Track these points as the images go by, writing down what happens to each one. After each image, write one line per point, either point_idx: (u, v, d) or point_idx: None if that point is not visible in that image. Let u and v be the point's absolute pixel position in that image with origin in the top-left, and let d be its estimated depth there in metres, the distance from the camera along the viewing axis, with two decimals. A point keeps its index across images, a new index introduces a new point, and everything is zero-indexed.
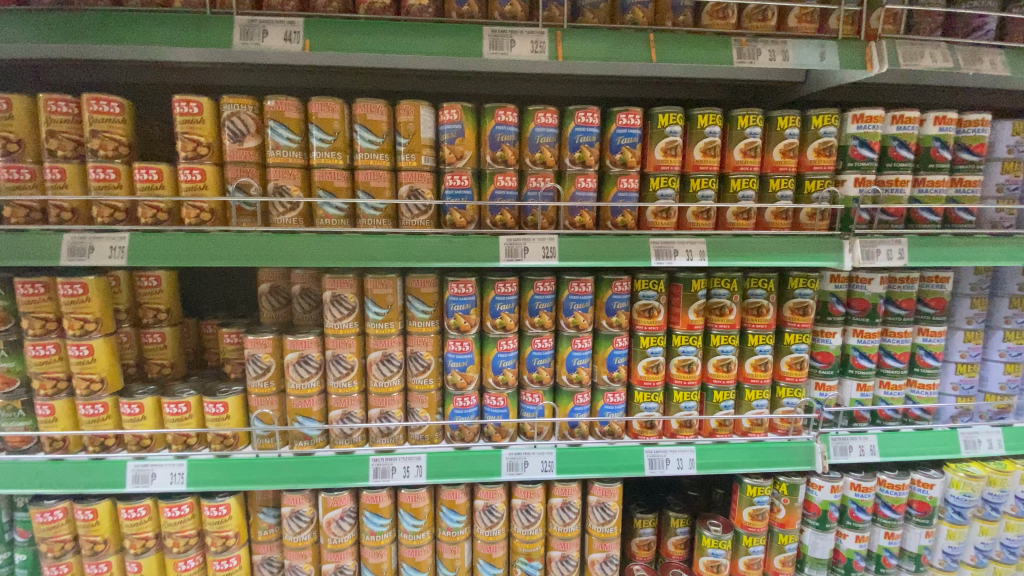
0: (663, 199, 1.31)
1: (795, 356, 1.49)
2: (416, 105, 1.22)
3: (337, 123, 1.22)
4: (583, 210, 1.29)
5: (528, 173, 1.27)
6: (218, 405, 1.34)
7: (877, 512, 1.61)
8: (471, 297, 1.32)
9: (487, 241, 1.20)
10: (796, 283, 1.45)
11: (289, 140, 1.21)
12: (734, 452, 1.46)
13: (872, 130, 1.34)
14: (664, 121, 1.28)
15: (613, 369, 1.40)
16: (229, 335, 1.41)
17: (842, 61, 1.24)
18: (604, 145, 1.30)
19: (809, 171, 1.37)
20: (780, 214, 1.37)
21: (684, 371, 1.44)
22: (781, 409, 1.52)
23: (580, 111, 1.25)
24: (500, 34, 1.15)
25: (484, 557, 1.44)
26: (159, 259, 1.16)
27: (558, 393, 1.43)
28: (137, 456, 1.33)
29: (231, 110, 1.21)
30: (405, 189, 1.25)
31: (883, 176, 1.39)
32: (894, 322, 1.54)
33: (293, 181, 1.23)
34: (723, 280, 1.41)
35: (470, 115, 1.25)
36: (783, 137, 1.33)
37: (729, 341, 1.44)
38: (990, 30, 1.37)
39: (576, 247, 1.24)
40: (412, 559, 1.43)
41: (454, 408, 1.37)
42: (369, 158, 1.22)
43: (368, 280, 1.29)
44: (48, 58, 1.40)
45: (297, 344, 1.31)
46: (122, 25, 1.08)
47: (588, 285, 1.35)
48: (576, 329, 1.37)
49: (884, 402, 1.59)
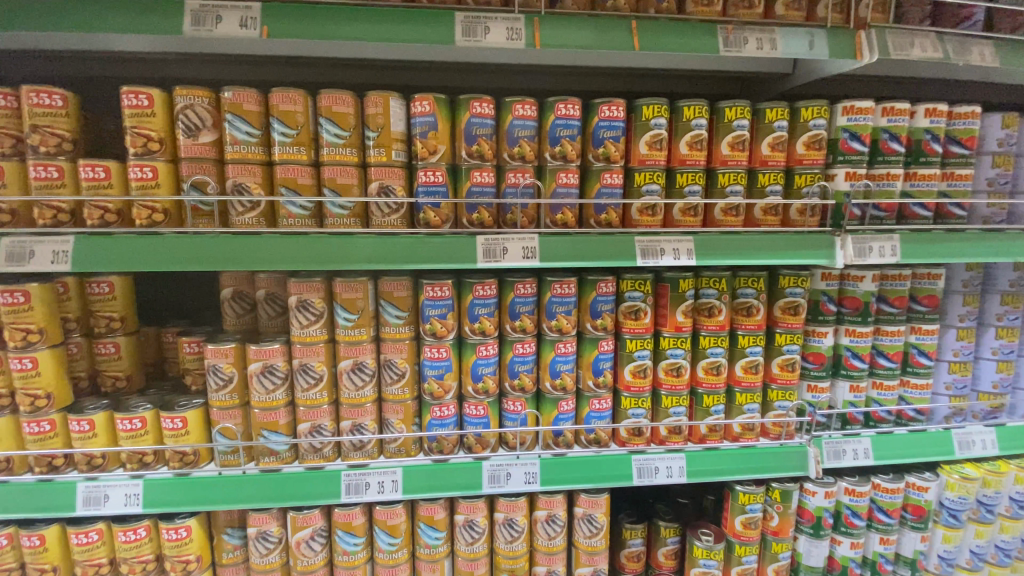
0: (648, 195, 1.25)
1: (786, 358, 1.44)
2: (385, 96, 1.14)
3: (300, 116, 1.14)
4: (565, 207, 1.22)
5: (506, 169, 1.21)
6: (177, 420, 1.25)
7: (872, 517, 1.56)
8: (448, 301, 1.25)
9: (464, 241, 1.13)
10: (787, 281, 1.40)
11: (248, 134, 1.13)
12: (725, 459, 1.40)
13: (862, 122, 1.30)
14: (648, 113, 1.22)
15: (599, 374, 1.33)
16: (189, 344, 1.32)
17: (831, 50, 1.19)
18: (585, 139, 1.24)
19: (798, 165, 1.31)
20: (769, 211, 1.31)
21: (673, 375, 1.37)
22: (772, 413, 1.47)
23: (560, 104, 1.19)
24: (473, 21, 1.08)
25: None
26: (106, 263, 1.07)
27: (541, 401, 1.35)
28: (88, 476, 1.23)
29: (185, 103, 1.12)
30: (375, 187, 1.17)
31: (874, 170, 1.34)
32: (886, 321, 1.49)
33: (254, 178, 1.14)
34: (711, 280, 1.35)
35: (443, 107, 1.17)
36: (771, 130, 1.28)
37: (719, 343, 1.38)
38: (977, 23, 1.33)
39: (558, 247, 1.17)
40: None
41: (432, 418, 1.29)
42: (335, 153, 1.14)
43: (336, 284, 1.20)
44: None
45: (260, 353, 1.22)
46: (57, 14, 0.98)
47: (571, 287, 1.29)
48: (560, 333, 1.30)
49: (877, 404, 1.54)
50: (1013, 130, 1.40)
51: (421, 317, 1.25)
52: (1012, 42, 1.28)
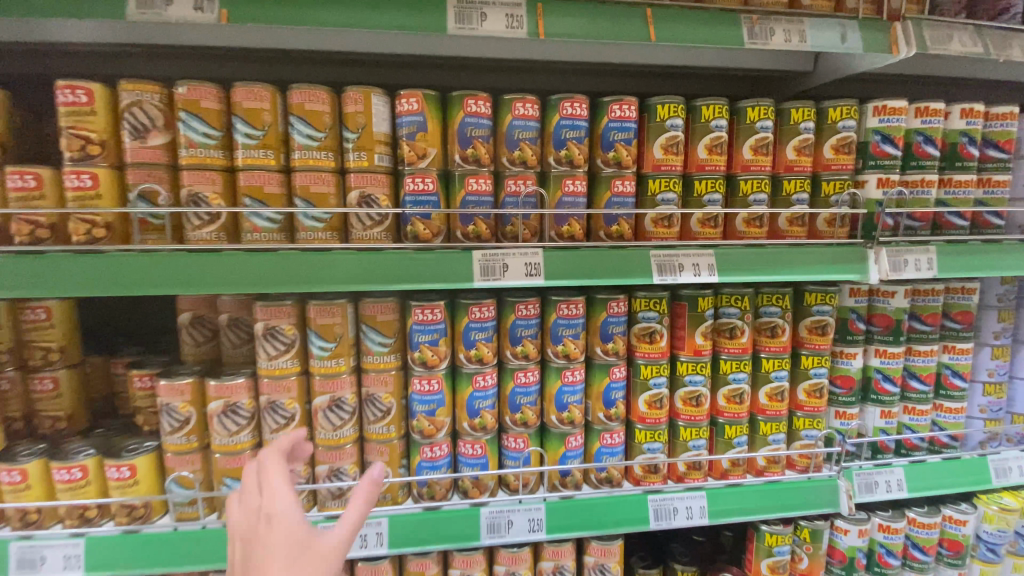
0: (664, 204, 1.11)
1: (813, 383, 1.30)
2: (365, 92, 1.00)
3: (267, 115, 0.98)
4: (572, 218, 1.08)
5: (505, 175, 1.07)
6: (123, 468, 1.07)
7: (907, 555, 1.42)
8: (440, 325, 1.09)
9: (458, 257, 0.98)
10: (814, 299, 1.27)
11: (206, 136, 0.97)
12: (750, 497, 1.26)
13: (895, 124, 1.18)
14: (664, 113, 1.09)
15: (611, 406, 1.19)
16: (139, 378, 1.14)
17: (864, 44, 1.07)
18: (593, 142, 1.10)
19: (826, 171, 1.19)
20: (794, 221, 1.19)
21: (691, 405, 1.23)
22: (799, 443, 1.33)
23: (565, 102, 1.05)
24: (467, 5, 0.94)
25: None
26: (30, 288, 0.89)
27: (546, 436, 1.20)
28: (21, 535, 1.04)
29: (131, 99, 0.96)
30: (354, 195, 1.02)
31: (907, 176, 1.23)
32: (918, 340, 1.37)
33: (212, 187, 0.98)
34: (733, 298, 1.21)
35: (434, 105, 1.03)
36: (797, 132, 1.16)
37: (742, 368, 1.24)
38: (1017, 14, 1.23)
39: (564, 263, 1.02)
40: None
41: (421, 460, 1.13)
42: (308, 157, 0.99)
43: (310, 308, 1.04)
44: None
45: (222, 390, 1.05)
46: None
47: (579, 307, 1.14)
48: (566, 360, 1.15)
49: (910, 430, 1.41)
50: None
51: (409, 344, 1.10)
52: None
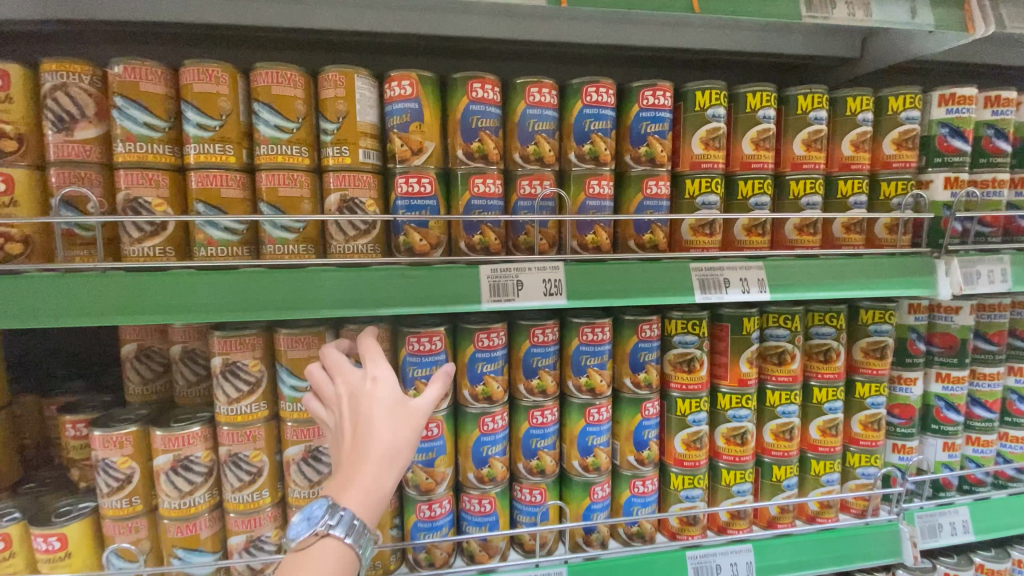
0: (704, 208, 0.94)
1: (870, 414, 1.13)
2: (347, 73, 0.82)
3: (225, 101, 0.80)
4: (597, 226, 0.90)
5: (517, 175, 0.89)
6: (52, 539, 0.86)
7: None
8: (439, 357, 0.90)
9: (462, 273, 0.80)
10: (870, 317, 1.10)
11: (148, 128, 0.78)
12: (805, 549, 1.07)
13: (964, 115, 1.02)
14: (704, 100, 0.92)
15: (643, 448, 1.00)
16: (73, 426, 0.94)
17: (936, 20, 0.91)
18: (621, 135, 0.93)
19: (886, 169, 1.03)
20: (852, 227, 1.02)
21: (735, 444, 1.05)
22: (855, 483, 1.15)
23: (589, 86, 0.88)
24: None
25: None
26: None
27: (566, 485, 1.01)
28: None
29: (54, 81, 0.77)
30: (334, 200, 0.83)
31: (976, 175, 1.08)
32: (983, 361, 1.21)
33: (156, 191, 0.79)
34: (781, 317, 1.04)
35: (432, 90, 0.85)
36: (854, 124, 1.00)
37: (793, 399, 1.07)
38: None
39: (590, 279, 0.84)
40: None
41: (417, 520, 0.93)
42: (277, 153, 0.81)
43: (281, 338, 0.86)
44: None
45: (170, 441, 0.85)
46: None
47: (605, 331, 0.96)
48: (592, 394, 0.97)
49: (974, 463, 1.24)
50: None
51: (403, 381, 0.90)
52: None
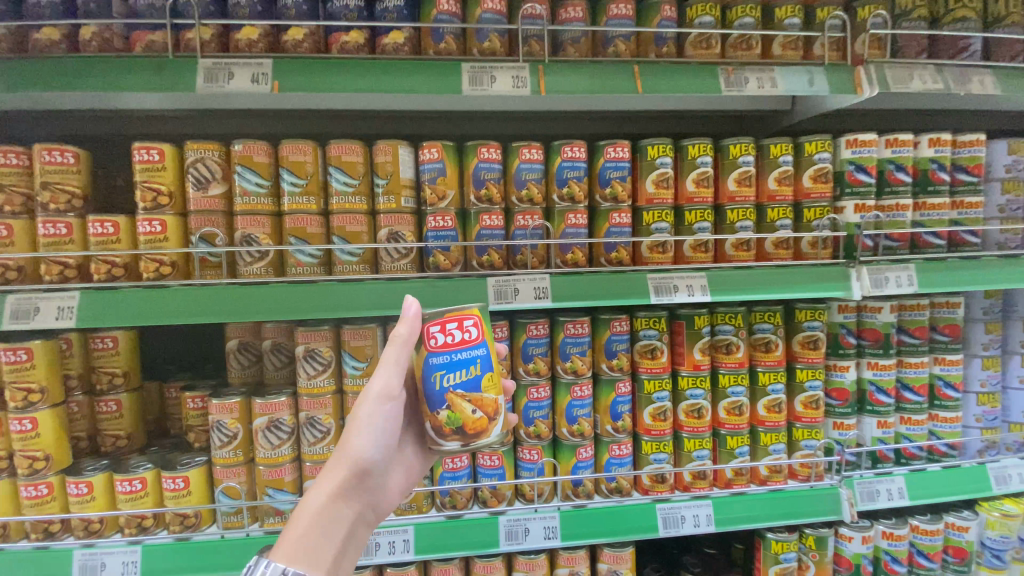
0: (658, 233, 1.24)
1: (809, 395, 1.39)
2: (394, 145, 1.15)
3: (309, 166, 1.14)
4: (575, 247, 1.21)
5: (514, 212, 1.21)
6: (178, 480, 1.20)
7: (913, 562, 1.48)
8: (462, 354, 0.89)
9: (474, 282, 1.11)
10: (804, 315, 1.37)
11: (258, 185, 1.13)
12: (755, 504, 1.32)
13: (867, 155, 1.30)
14: (654, 153, 1.23)
15: (617, 418, 1.29)
16: (193, 399, 1.28)
17: (831, 86, 1.19)
18: (592, 180, 1.24)
19: (807, 199, 1.31)
20: (780, 244, 1.30)
21: (693, 417, 1.33)
22: (799, 453, 1.40)
23: (566, 146, 1.20)
24: (479, 70, 1.09)
25: None
26: (110, 317, 1.06)
27: (558, 447, 1.31)
28: (84, 543, 1.19)
29: (195, 157, 1.13)
30: (384, 233, 1.16)
31: (883, 202, 1.34)
32: (908, 352, 1.46)
33: (263, 229, 1.14)
34: (727, 316, 1.32)
35: (451, 153, 1.19)
36: (777, 165, 1.29)
37: (740, 381, 1.34)
38: (976, 51, 1.35)
39: (570, 287, 1.14)
40: None
41: (444, 471, 1.25)
42: (344, 201, 1.15)
43: (345, 332, 1.19)
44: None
45: (267, 407, 1.19)
46: (69, 75, 1.03)
47: (585, 326, 1.26)
48: (575, 375, 1.27)
49: (907, 439, 1.48)
50: (1020, 156, 1.40)
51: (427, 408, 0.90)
52: (1011, 69, 1.34)
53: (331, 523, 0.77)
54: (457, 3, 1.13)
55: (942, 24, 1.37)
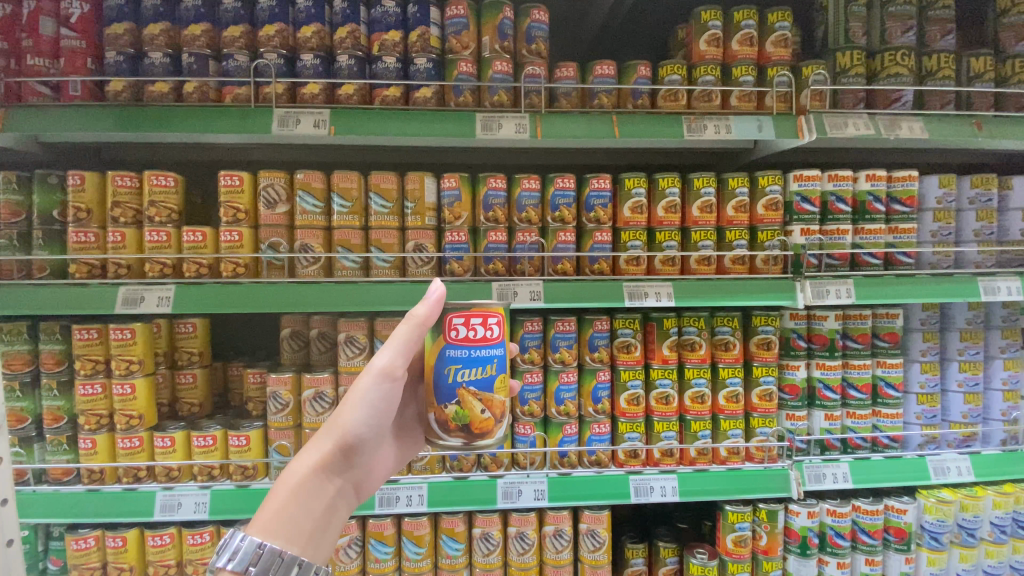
0: (633, 249, 1.53)
1: (764, 389, 1.63)
2: (421, 175, 1.46)
3: (355, 191, 1.45)
4: (564, 259, 1.49)
5: (516, 230, 1.50)
6: (241, 438, 1.50)
7: (857, 538, 1.69)
8: (482, 351, 1.07)
9: (481, 286, 1.40)
10: (759, 320, 1.63)
11: (315, 206, 1.44)
12: (715, 479, 1.55)
13: (811, 188, 1.57)
14: (630, 184, 1.53)
15: (597, 401, 1.57)
16: (254, 375, 1.59)
17: (778, 132, 1.44)
18: (581, 205, 1.54)
19: (761, 223, 1.57)
20: (737, 260, 1.55)
21: (662, 403, 1.59)
22: (755, 438, 1.63)
23: (558, 178, 1.50)
24: (490, 119, 1.39)
25: (447, 532, 1.53)
26: (197, 306, 1.37)
27: (548, 424, 1.58)
28: (165, 487, 1.48)
29: (267, 183, 1.44)
30: (411, 245, 1.46)
31: (826, 227, 1.60)
32: (853, 354, 1.70)
33: (317, 239, 1.44)
34: (692, 319, 1.59)
35: (466, 183, 1.49)
36: (734, 195, 1.56)
37: (702, 374, 1.60)
38: (908, 101, 1.60)
39: (560, 290, 1.42)
40: (411, 533, 1.51)
41: None
42: (381, 219, 1.45)
43: (378, 322, 1.50)
44: (103, 141, 1.64)
45: (313, 381, 1.49)
46: (173, 118, 1.33)
47: (572, 324, 1.55)
48: (563, 364, 1.55)
49: (852, 431, 1.70)
50: (948, 190, 1.65)
51: (440, 400, 1.08)
52: (940, 116, 1.55)
53: (309, 496, 0.96)
54: (473, 66, 1.46)
55: (880, 79, 1.62)
